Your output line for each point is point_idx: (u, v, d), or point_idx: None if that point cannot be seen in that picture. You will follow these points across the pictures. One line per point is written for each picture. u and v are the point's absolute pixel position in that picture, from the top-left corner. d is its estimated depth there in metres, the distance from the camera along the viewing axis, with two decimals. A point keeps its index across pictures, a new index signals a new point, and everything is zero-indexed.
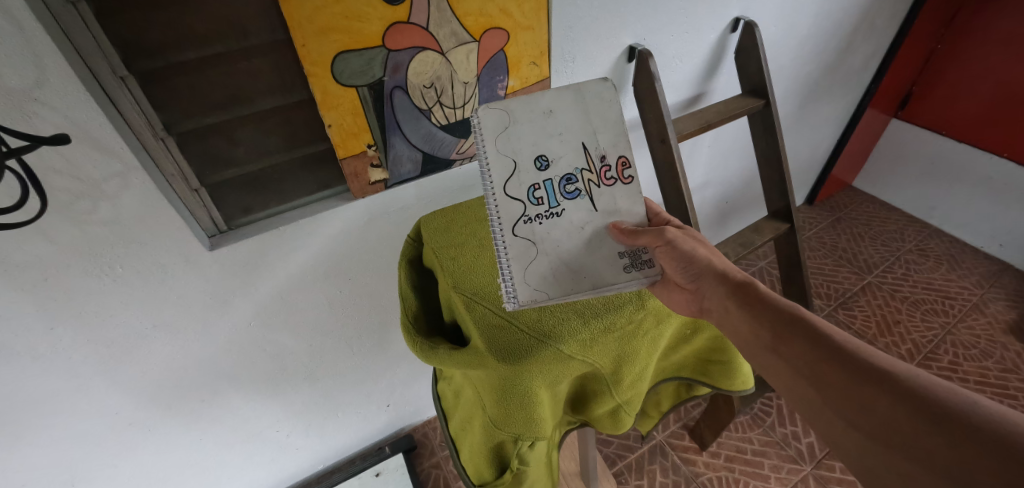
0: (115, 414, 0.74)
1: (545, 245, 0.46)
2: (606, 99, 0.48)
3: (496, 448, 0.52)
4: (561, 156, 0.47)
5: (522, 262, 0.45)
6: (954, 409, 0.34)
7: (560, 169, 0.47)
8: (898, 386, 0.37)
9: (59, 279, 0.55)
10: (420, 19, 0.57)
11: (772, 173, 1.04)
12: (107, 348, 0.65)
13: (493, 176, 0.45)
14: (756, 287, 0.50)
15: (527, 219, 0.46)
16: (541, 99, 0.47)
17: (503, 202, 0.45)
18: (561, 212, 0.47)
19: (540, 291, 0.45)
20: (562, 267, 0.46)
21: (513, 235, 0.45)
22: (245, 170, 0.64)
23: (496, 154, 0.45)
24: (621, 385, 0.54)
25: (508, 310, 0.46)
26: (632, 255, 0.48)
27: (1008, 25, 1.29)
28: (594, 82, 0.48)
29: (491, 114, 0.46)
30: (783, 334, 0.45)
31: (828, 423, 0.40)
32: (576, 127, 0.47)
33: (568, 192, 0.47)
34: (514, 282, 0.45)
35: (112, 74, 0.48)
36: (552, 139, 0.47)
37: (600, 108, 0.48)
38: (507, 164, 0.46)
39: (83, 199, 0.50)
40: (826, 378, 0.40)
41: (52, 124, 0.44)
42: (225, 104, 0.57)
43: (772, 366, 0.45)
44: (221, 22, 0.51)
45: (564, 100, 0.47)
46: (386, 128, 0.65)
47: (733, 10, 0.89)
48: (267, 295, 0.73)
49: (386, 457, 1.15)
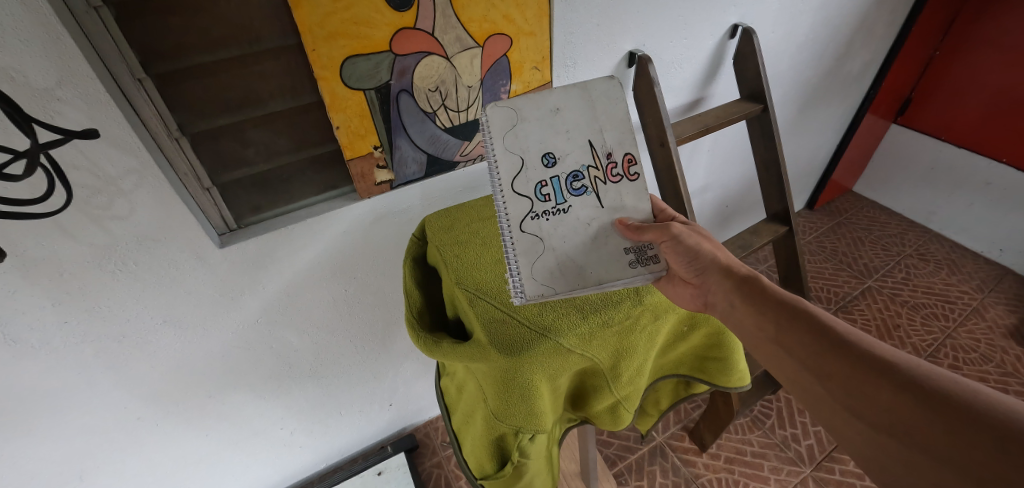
0: (124, 408, 0.75)
1: (552, 241, 0.48)
2: (613, 97, 0.49)
3: (496, 440, 0.53)
4: (567, 154, 0.49)
5: (529, 257, 0.47)
6: (955, 398, 0.35)
7: (566, 167, 0.49)
8: (900, 376, 0.38)
9: (74, 274, 0.56)
10: (426, 25, 0.59)
11: (770, 177, 1.05)
12: (119, 342, 0.66)
13: (502, 174, 0.48)
14: (760, 282, 0.51)
15: (534, 215, 0.48)
16: (548, 98, 0.49)
17: (510, 199, 0.48)
18: (567, 208, 0.49)
19: (547, 286, 0.47)
20: (568, 263, 0.48)
21: (521, 231, 0.47)
22: (255, 170, 0.66)
23: (503, 152, 0.48)
24: (620, 380, 0.55)
25: (515, 304, 0.48)
26: (637, 251, 0.49)
27: (1004, 32, 1.31)
28: (600, 80, 0.49)
29: (499, 113, 0.48)
30: (786, 326, 0.46)
31: (832, 413, 0.41)
32: (581, 126, 0.49)
33: (575, 189, 0.49)
34: (521, 277, 0.47)
35: (130, 76, 0.49)
36: (558, 138, 0.49)
37: (606, 106, 0.49)
38: (515, 161, 0.48)
39: (100, 195, 0.52)
40: (830, 369, 0.42)
41: (74, 121, 0.46)
42: (237, 106, 0.59)
43: (776, 358, 0.47)
44: (235, 27, 0.53)
45: (569, 100, 0.49)
46: (393, 130, 0.67)
47: (732, 16, 0.90)
48: (274, 293, 0.75)
49: (387, 457, 1.16)
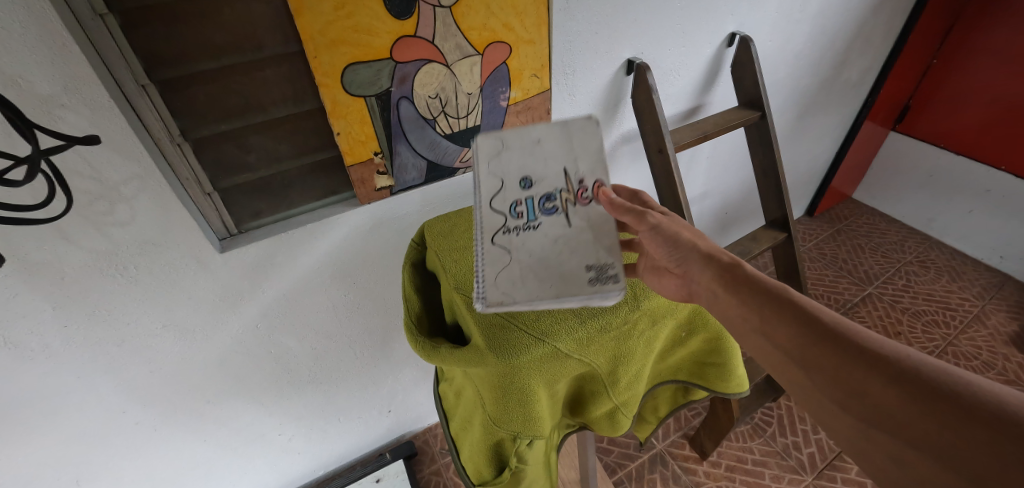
0: (122, 413, 0.75)
1: (519, 253, 0.47)
2: (590, 131, 0.53)
3: (495, 446, 0.53)
4: (544, 176, 0.51)
5: (494, 266, 0.46)
6: (947, 386, 0.34)
7: (542, 188, 0.50)
8: (889, 368, 0.36)
9: (74, 278, 0.57)
10: (426, 33, 0.60)
11: (769, 185, 1.06)
12: (117, 346, 0.66)
13: (481, 193, 0.50)
14: (743, 268, 0.46)
15: (506, 230, 0.49)
16: (532, 130, 0.53)
17: (487, 215, 0.49)
18: (538, 225, 0.49)
19: (508, 294, 0.44)
20: (531, 273, 0.46)
21: (491, 243, 0.48)
22: (256, 176, 0.66)
23: (486, 173, 0.51)
24: (618, 386, 0.55)
25: (477, 309, 0.45)
26: (598, 270, 0.46)
27: (1002, 40, 1.32)
28: (580, 118, 0.54)
29: (486, 142, 0.53)
30: (771, 315, 0.42)
31: (820, 407, 0.39)
32: (559, 155, 0.52)
33: (547, 209, 0.50)
34: (485, 282, 0.46)
35: (134, 82, 0.50)
36: (537, 165, 0.52)
37: (584, 139, 0.53)
38: (495, 183, 0.51)
39: (101, 200, 0.52)
40: (819, 363, 0.39)
41: (77, 127, 0.47)
42: (239, 112, 0.59)
43: (761, 349, 0.43)
44: (237, 35, 0.54)
45: (551, 131, 0.53)
46: (393, 137, 0.68)
47: (729, 25, 0.91)
48: (273, 297, 0.75)
49: (386, 463, 1.15)
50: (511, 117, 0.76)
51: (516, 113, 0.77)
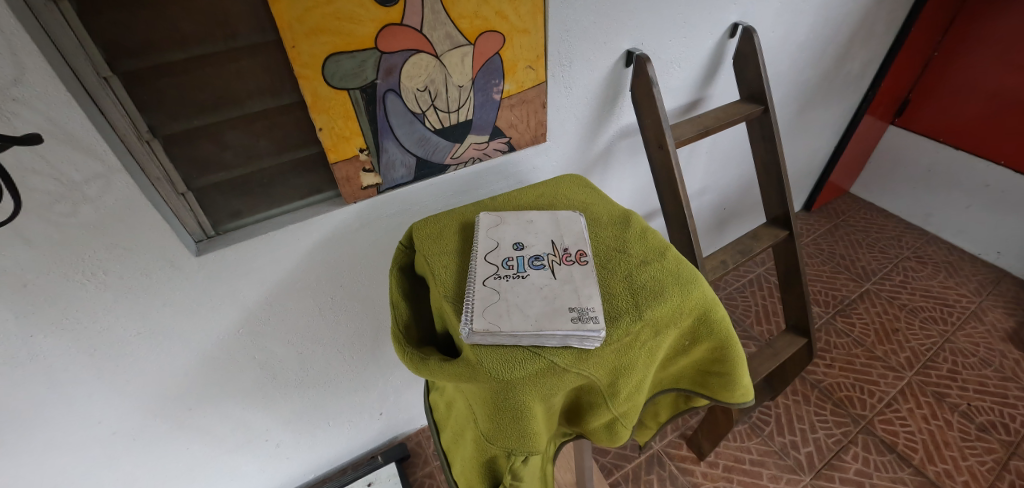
0: (99, 423, 0.71)
1: (508, 295, 0.49)
2: (573, 219, 0.60)
3: (488, 462, 0.50)
4: (534, 245, 0.56)
5: (483, 303, 0.48)
6: None
7: (531, 251, 0.55)
8: None
9: (38, 284, 0.53)
10: (413, 21, 0.56)
11: (770, 180, 1.03)
12: (89, 355, 0.63)
13: (477, 249, 0.55)
14: None
15: (496, 276, 0.51)
16: (527, 213, 0.61)
17: (480, 265, 0.53)
18: (526, 275, 0.52)
19: (494, 323, 0.46)
20: (518, 310, 0.47)
21: (482, 285, 0.50)
22: (233, 173, 0.62)
23: (484, 237, 0.57)
24: (618, 397, 0.51)
25: (462, 336, 0.46)
26: (580, 311, 0.47)
27: (1003, 34, 1.30)
28: (567, 211, 0.62)
29: (485, 219, 0.60)
30: None
31: None
32: (548, 231, 0.58)
33: (535, 264, 0.54)
34: (473, 312, 0.47)
35: (95, 75, 0.46)
36: (528, 236, 0.58)
37: (568, 224, 0.59)
38: (491, 244, 0.56)
39: (62, 201, 0.48)
40: None
41: (30, 123, 0.43)
42: (213, 106, 0.55)
43: None
44: (209, 21, 0.50)
45: (540, 215, 0.61)
46: (378, 132, 0.64)
47: (732, 15, 0.88)
48: (257, 300, 0.71)
49: (378, 467, 1.12)
50: (504, 111, 0.73)
51: (510, 106, 0.73)
